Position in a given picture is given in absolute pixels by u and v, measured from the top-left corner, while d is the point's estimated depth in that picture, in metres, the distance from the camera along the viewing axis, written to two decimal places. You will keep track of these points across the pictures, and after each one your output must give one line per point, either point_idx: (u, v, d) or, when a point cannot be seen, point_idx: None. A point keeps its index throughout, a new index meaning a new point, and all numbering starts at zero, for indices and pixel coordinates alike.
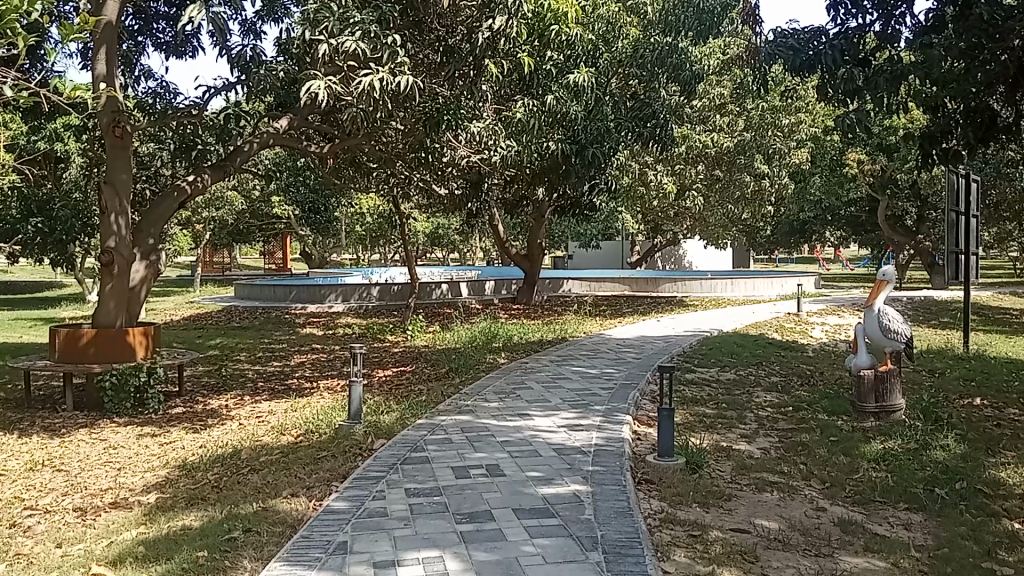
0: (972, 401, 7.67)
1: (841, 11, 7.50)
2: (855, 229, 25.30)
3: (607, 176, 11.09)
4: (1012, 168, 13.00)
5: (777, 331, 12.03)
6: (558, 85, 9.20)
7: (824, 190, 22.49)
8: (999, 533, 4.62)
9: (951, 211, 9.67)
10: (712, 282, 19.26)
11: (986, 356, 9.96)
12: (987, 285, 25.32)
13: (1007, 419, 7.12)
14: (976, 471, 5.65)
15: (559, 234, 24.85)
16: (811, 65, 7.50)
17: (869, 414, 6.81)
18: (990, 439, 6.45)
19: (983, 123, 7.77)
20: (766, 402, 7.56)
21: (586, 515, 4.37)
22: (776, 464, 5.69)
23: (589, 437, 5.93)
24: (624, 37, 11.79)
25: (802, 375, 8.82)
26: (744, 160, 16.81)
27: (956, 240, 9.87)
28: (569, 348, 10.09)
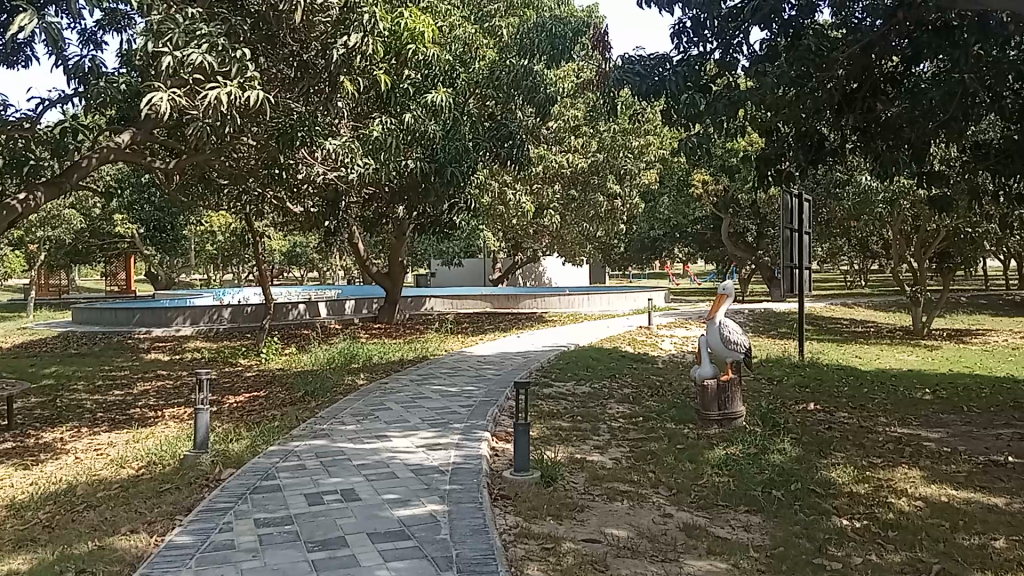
0: (806, 406, 8.21)
1: (683, 39, 7.90)
2: (702, 246, 26.61)
3: (466, 195, 11.19)
4: (840, 189, 14.05)
5: (630, 344, 12.47)
6: (416, 104, 9.14)
7: (673, 209, 23.52)
8: (828, 530, 4.95)
9: (786, 229, 10.32)
10: (570, 297, 19.72)
11: (819, 363, 10.69)
12: (819, 296, 27.21)
13: (837, 422, 7.66)
14: (810, 472, 6.04)
15: (419, 252, 24.79)
16: (656, 89, 7.85)
17: (713, 422, 7.16)
18: (822, 441, 6.91)
19: (812, 146, 8.42)
20: (618, 413, 7.80)
21: (441, 535, 4.37)
22: (627, 473, 5.90)
23: (447, 456, 5.94)
24: (480, 58, 11.91)
25: (652, 386, 9.16)
26: (598, 180, 17.41)
27: (790, 256, 10.54)
28: (429, 366, 10.06)
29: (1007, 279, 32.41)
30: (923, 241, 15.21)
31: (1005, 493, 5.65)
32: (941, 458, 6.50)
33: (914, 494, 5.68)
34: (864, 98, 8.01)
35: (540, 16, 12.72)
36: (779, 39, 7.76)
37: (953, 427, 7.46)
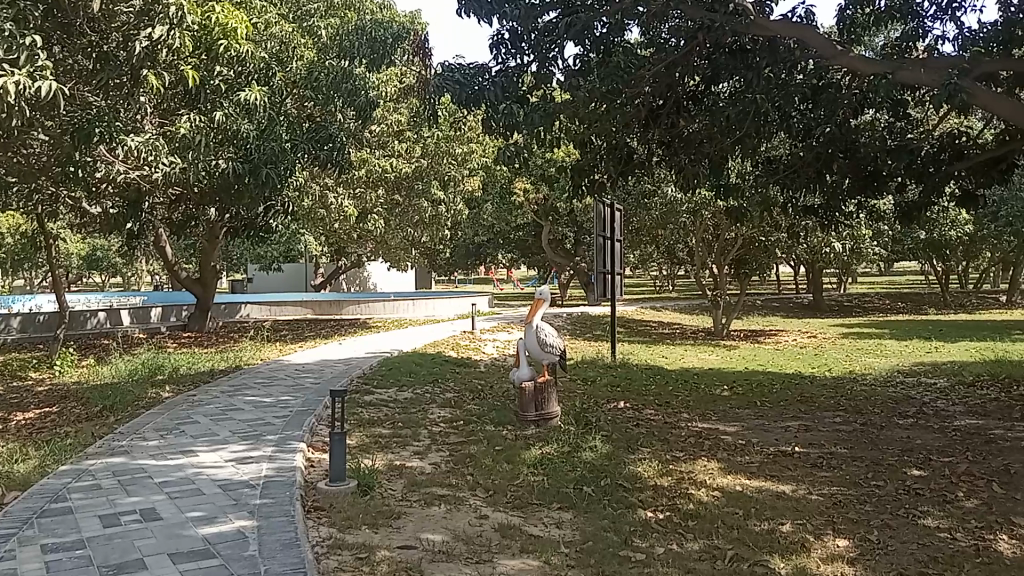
0: (617, 405, 8.62)
1: (502, 50, 8.06)
2: (524, 252, 27.27)
3: (283, 198, 10.87)
4: (649, 199, 14.85)
5: (453, 349, 12.57)
6: (228, 102, 8.86)
7: (495, 216, 23.94)
8: (634, 522, 5.21)
9: (600, 236, 10.78)
10: (394, 302, 19.59)
11: (630, 364, 11.25)
12: (632, 301, 28.60)
13: (645, 419, 8.10)
14: (619, 468, 6.34)
15: (236, 256, 23.78)
16: (476, 98, 7.92)
17: (530, 422, 7.35)
18: (631, 438, 7.28)
19: (621, 158, 8.86)
20: (439, 418, 7.84)
21: (249, 552, 4.21)
22: (445, 477, 5.94)
23: (258, 469, 5.74)
24: (298, 58, 11.61)
25: (473, 390, 9.27)
26: (421, 185, 17.37)
27: (604, 262, 11.02)
28: (244, 376, 9.67)
29: (796, 284, 35.46)
30: (723, 248, 16.37)
31: (792, 480, 6.18)
32: (736, 450, 7.01)
33: (712, 484, 6.10)
34: (668, 114, 8.51)
35: (360, 19, 12.58)
36: (592, 55, 8.04)
37: (748, 421, 8.06)
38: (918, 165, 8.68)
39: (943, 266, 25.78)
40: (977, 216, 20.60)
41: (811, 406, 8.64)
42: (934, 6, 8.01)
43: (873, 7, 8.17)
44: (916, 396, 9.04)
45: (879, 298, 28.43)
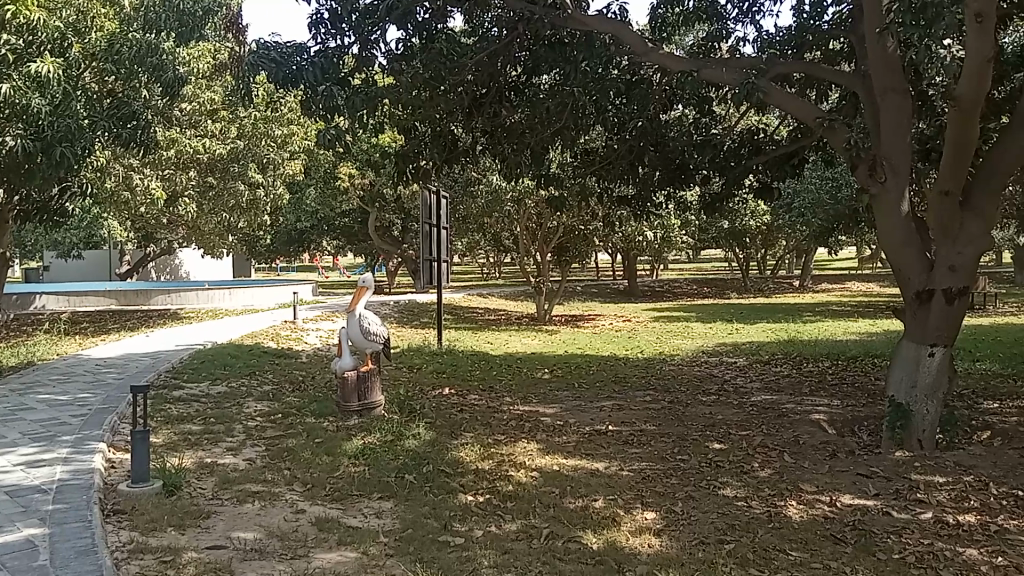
0: (442, 391, 8.64)
1: (321, 30, 7.78)
2: (348, 239, 26.76)
3: (80, 179, 10.05)
4: (474, 186, 14.97)
5: (272, 339, 12.13)
6: (14, 73, 8.04)
7: (319, 201, 23.33)
8: (454, 507, 5.24)
9: (426, 223, 10.72)
10: (209, 292, 18.66)
11: (455, 351, 11.31)
12: (457, 287, 28.79)
13: (468, 404, 8.17)
14: (441, 454, 6.35)
15: (28, 242, 21.75)
16: (294, 79, 7.59)
17: (353, 412, 7.25)
18: (454, 423, 7.33)
19: (445, 146, 8.80)
20: (256, 411, 7.54)
21: (38, 562, 3.87)
22: (260, 473, 5.72)
23: (50, 473, 5.28)
24: (97, 29, 10.79)
25: (293, 381, 9.00)
26: (237, 168, 16.59)
27: (429, 248, 10.96)
28: (36, 373, 8.87)
29: (615, 271, 37.05)
30: (546, 236, 16.79)
31: (606, 458, 6.44)
32: (555, 431, 7.23)
33: (530, 465, 6.24)
34: (491, 103, 8.54)
35: None
36: (414, 40, 7.95)
37: (566, 402, 8.33)
38: (721, 159, 9.24)
39: (744, 254, 27.76)
40: (772, 207, 22.33)
41: (625, 387, 9.06)
42: (736, 9, 8.56)
43: (683, 7, 8.61)
44: (718, 374, 9.68)
45: (687, 284, 30.23)
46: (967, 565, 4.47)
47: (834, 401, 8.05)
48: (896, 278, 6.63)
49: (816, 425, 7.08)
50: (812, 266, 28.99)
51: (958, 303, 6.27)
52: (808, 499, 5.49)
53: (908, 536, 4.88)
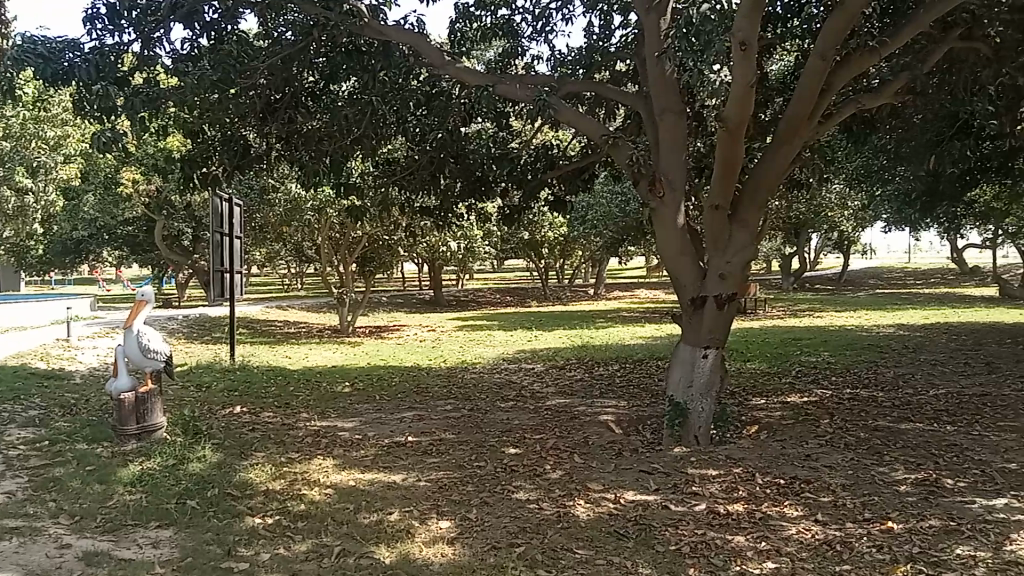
0: (232, 409, 8.28)
1: (96, 25, 7.22)
2: (134, 249, 25.06)
3: None
4: (270, 195, 14.49)
5: (42, 359, 11.11)
6: None
7: (99, 208, 21.69)
8: (240, 531, 5.01)
9: (217, 233, 10.23)
10: None
11: (249, 366, 10.87)
12: (256, 299, 27.77)
13: (261, 422, 7.88)
14: (228, 476, 6.07)
15: None
16: (64, 76, 6.99)
17: (131, 437, 6.73)
18: (244, 443, 7.03)
19: (237, 151, 8.39)
20: (17, 440, 6.86)
21: None
22: (20, 507, 5.21)
23: None
24: None
25: (63, 405, 8.28)
26: (2, 171, 15.08)
27: (220, 259, 10.45)
28: None
29: (419, 282, 37.17)
30: (349, 247, 16.55)
31: (402, 470, 6.42)
32: (351, 445, 7.11)
33: (324, 482, 6.10)
34: (286, 109, 8.27)
35: None
36: (201, 41, 7.60)
37: (363, 415, 8.22)
38: (518, 173, 9.45)
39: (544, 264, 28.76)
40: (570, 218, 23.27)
41: (425, 397, 9.09)
42: (530, 28, 8.85)
43: (480, 22, 8.82)
44: (516, 381, 9.94)
45: (490, 293, 30.86)
46: (735, 551, 4.83)
47: (622, 402, 8.48)
48: (673, 285, 7.08)
49: (606, 426, 7.42)
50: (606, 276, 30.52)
51: (728, 309, 6.79)
52: (595, 498, 5.74)
53: (684, 528, 5.22)
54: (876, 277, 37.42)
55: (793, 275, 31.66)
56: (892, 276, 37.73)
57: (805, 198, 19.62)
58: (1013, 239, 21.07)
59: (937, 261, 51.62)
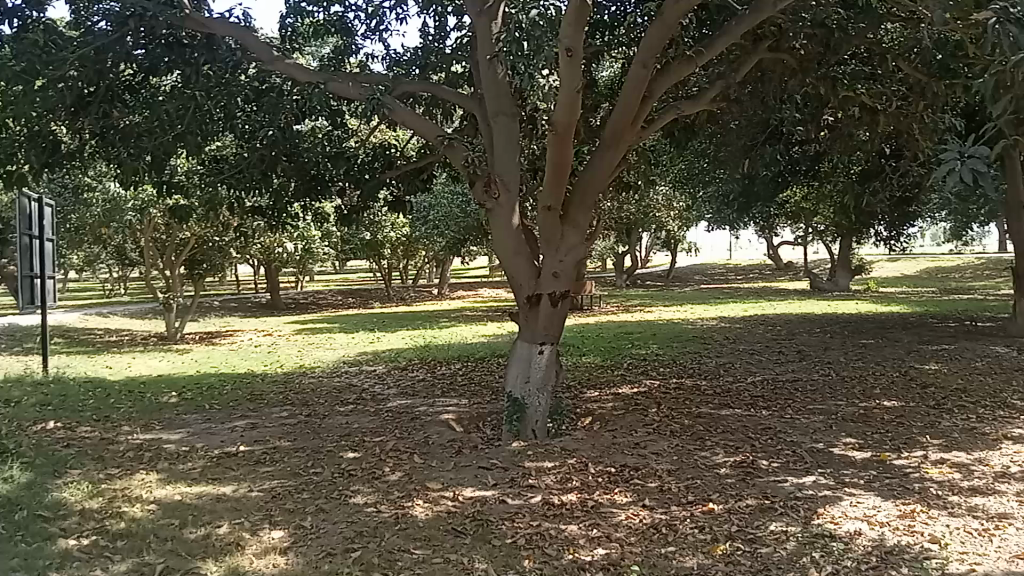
0: (44, 425, 7.68)
1: None
2: None
3: None
4: (86, 194, 13.56)
5: None
6: None
7: None
8: (50, 555, 4.65)
9: (24, 235, 9.45)
10: None
11: (64, 379, 10.13)
12: (73, 307, 25.84)
13: (76, 437, 7.36)
14: (38, 497, 5.62)
15: None
16: None
17: None
18: (57, 460, 6.55)
19: (45, 147, 7.72)
20: None
21: None
22: None
23: None
24: None
25: None
26: None
27: (29, 263, 9.66)
28: None
29: (254, 286, 35.90)
30: (177, 249, 15.75)
31: (234, 481, 6.18)
32: (178, 458, 6.77)
33: (148, 498, 5.78)
34: (100, 104, 7.75)
35: None
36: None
37: (192, 426, 7.85)
38: (356, 172, 9.28)
39: (386, 266, 28.52)
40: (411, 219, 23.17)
41: (260, 404, 8.79)
42: (363, 26, 8.76)
43: (312, 18, 8.66)
44: (356, 383, 9.80)
45: (330, 295, 30.22)
46: (568, 540, 4.98)
47: (463, 401, 8.55)
48: (510, 283, 7.19)
49: (446, 425, 7.46)
50: (447, 276, 30.65)
51: (561, 306, 6.97)
52: (434, 496, 5.75)
53: (520, 520, 5.33)
54: (702, 274, 39.60)
55: (627, 273, 32.94)
56: (716, 272, 40.10)
57: (636, 199, 20.50)
58: (819, 236, 22.92)
59: (757, 258, 55.30)
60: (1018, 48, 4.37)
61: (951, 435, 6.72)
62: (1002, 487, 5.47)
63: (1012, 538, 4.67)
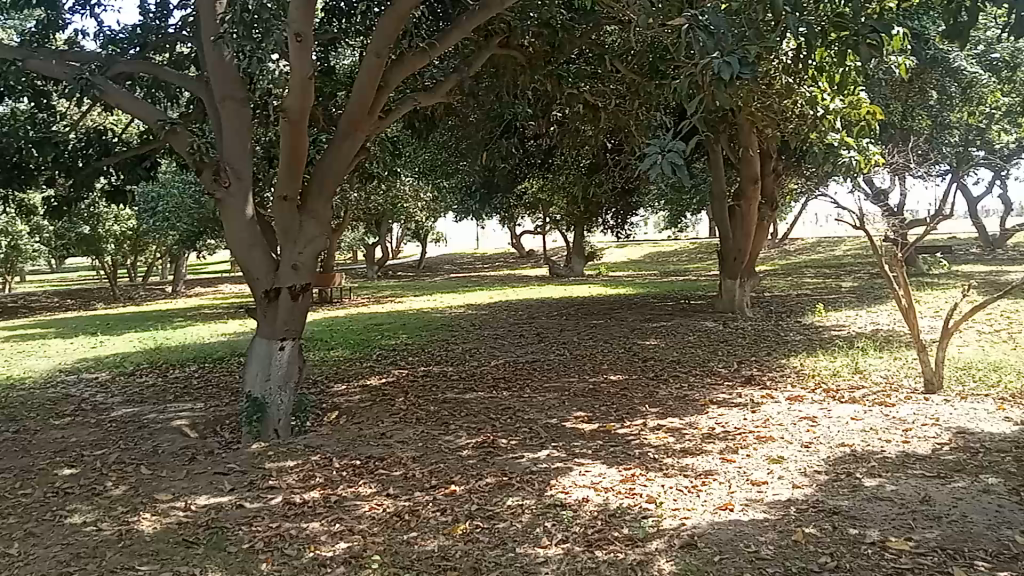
0: None
1: None
2: None
3: None
4: None
5: None
6: None
7: None
8: None
9: None
10: None
11: None
12: None
13: None
14: None
15: None
16: None
17: None
18: None
19: None
20: None
21: None
22: None
23: None
24: None
25: None
26: None
27: None
28: None
29: None
30: None
31: None
32: None
33: None
34: None
35: None
36: None
37: None
38: (66, 159, 8.33)
39: (112, 263, 26.19)
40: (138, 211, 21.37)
41: None
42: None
43: None
44: (74, 393, 8.92)
45: (45, 297, 27.18)
46: (309, 538, 4.85)
47: (198, 404, 8.07)
48: (245, 278, 6.79)
49: (179, 432, 7.01)
50: (184, 272, 28.74)
51: (302, 300, 6.73)
52: (163, 508, 5.37)
53: (258, 523, 5.10)
54: (450, 263, 40.37)
55: (376, 265, 32.71)
56: (463, 262, 40.99)
57: (381, 190, 20.42)
58: (556, 225, 24.20)
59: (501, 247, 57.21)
60: (706, 52, 4.62)
61: (666, 403, 7.40)
62: (708, 447, 6.10)
63: (715, 491, 5.22)
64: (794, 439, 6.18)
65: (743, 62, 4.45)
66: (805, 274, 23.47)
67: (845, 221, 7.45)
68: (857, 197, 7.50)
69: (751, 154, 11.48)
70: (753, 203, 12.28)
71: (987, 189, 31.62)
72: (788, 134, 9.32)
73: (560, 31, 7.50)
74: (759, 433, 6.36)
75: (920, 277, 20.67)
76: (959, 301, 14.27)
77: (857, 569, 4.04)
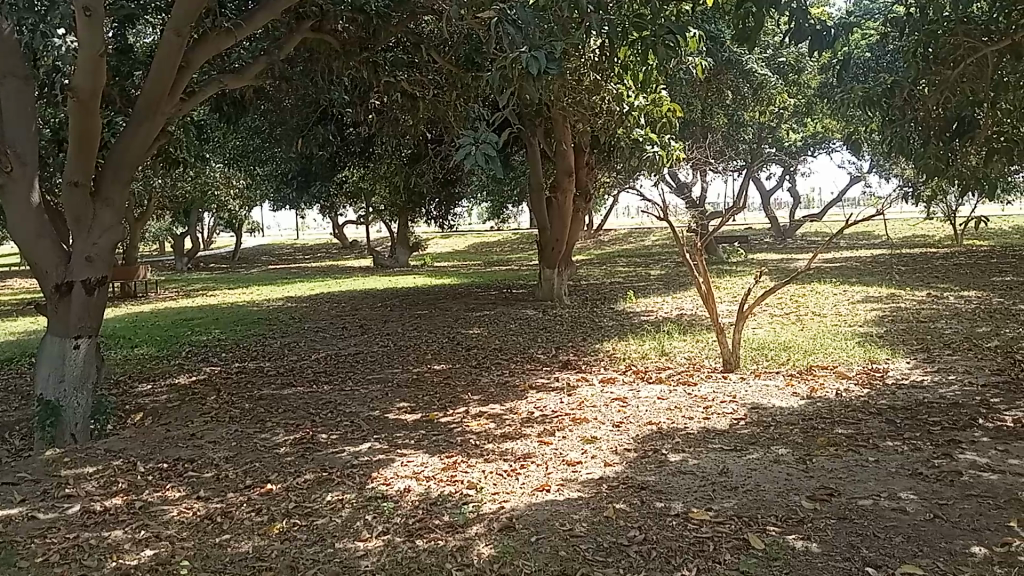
0: None
1: None
2: None
3: None
4: None
5: None
6: None
7: None
8: None
9: None
10: None
11: None
12: None
13: None
14: None
15: None
16: None
17: None
18: None
19: None
20: None
21: None
22: None
23: None
24: None
25: None
26: None
27: None
28: None
29: None
30: None
31: None
32: None
33: None
34: None
35: None
36: None
37: None
38: None
39: None
40: None
41: None
42: None
43: None
44: None
45: None
46: (111, 546, 4.54)
47: None
48: (32, 270, 6.23)
49: None
50: None
51: (98, 294, 6.25)
52: None
53: (52, 535, 4.70)
54: (267, 254, 38.90)
55: (187, 257, 30.96)
56: (282, 253, 39.61)
57: (191, 177, 19.36)
58: (379, 216, 23.90)
59: (322, 237, 55.71)
60: (515, 46, 4.75)
61: (488, 390, 7.53)
62: (526, 431, 6.27)
63: (533, 473, 5.38)
64: (607, 419, 6.47)
65: (550, 57, 4.61)
66: (618, 263, 24.54)
67: (651, 213, 7.87)
68: (662, 191, 7.94)
69: (566, 147, 11.88)
70: (569, 195, 12.72)
71: (779, 184, 34.40)
72: (599, 128, 9.73)
73: (375, 18, 7.43)
74: (575, 415, 6.61)
75: (722, 264, 22.19)
76: (754, 287, 15.48)
77: (662, 540, 4.29)
